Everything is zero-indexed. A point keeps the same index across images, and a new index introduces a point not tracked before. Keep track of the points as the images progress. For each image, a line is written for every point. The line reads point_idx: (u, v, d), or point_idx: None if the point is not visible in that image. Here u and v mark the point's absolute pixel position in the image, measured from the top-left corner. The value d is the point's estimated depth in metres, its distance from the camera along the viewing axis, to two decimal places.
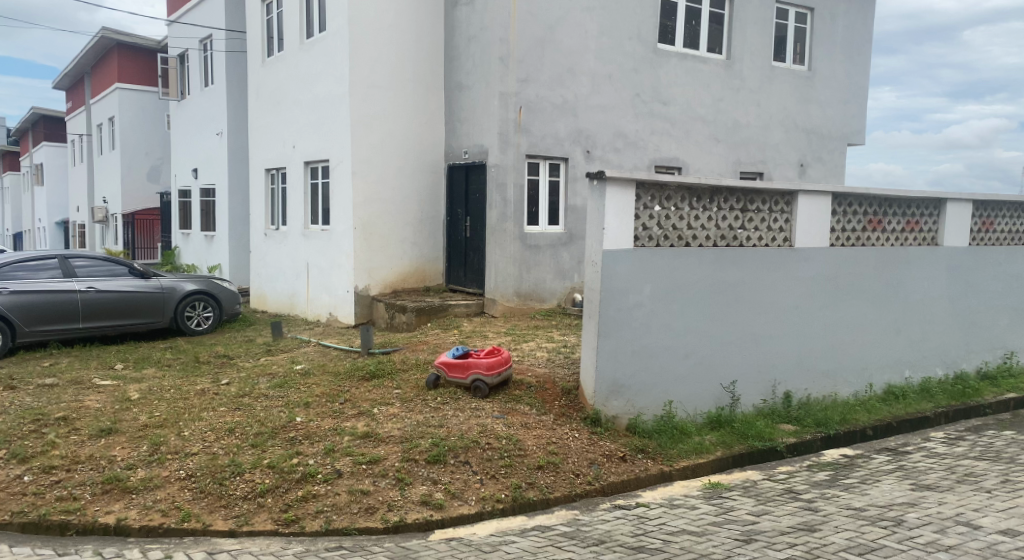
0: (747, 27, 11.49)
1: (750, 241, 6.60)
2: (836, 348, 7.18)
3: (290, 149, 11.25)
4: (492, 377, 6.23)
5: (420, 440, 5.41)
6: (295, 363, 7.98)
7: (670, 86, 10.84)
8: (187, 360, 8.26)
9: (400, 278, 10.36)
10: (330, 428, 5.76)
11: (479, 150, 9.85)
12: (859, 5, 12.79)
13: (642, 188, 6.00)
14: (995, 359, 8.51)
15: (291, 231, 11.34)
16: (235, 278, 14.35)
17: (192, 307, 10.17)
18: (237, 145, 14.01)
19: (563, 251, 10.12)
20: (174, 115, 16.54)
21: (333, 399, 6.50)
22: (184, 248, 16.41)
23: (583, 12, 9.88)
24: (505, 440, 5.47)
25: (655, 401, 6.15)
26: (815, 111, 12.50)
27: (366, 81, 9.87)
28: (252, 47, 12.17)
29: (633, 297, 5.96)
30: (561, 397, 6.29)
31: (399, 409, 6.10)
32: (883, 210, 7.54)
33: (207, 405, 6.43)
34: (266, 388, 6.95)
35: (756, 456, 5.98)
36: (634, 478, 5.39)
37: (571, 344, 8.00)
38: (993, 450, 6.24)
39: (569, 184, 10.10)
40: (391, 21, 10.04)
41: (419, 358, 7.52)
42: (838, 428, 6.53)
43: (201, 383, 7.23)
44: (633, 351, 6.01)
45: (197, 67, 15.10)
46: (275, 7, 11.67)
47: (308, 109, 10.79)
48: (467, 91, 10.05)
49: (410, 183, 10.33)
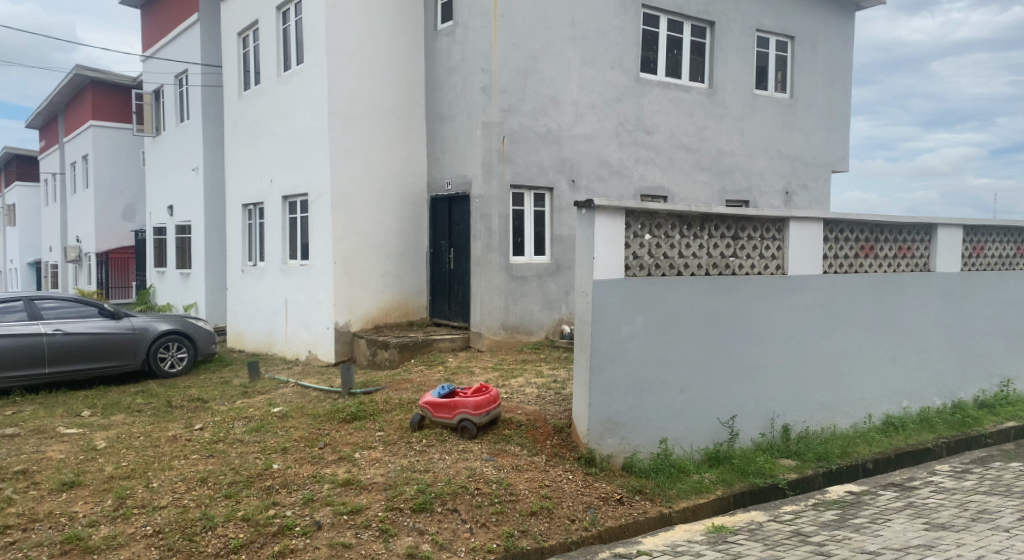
0: (728, 56, 11.51)
1: (742, 269, 6.42)
2: (833, 378, 6.98)
3: (268, 184, 11.00)
4: (480, 416, 5.94)
5: (406, 487, 5.10)
6: (273, 405, 7.61)
7: (654, 114, 10.77)
8: (159, 405, 7.86)
9: (382, 313, 10.07)
10: (309, 476, 5.42)
11: (462, 181, 9.65)
12: (838, 34, 12.89)
13: (632, 216, 5.82)
14: (992, 387, 8.35)
15: (270, 267, 11.04)
16: (211, 317, 13.96)
17: (166, 348, 9.78)
18: (214, 181, 13.73)
19: (550, 282, 9.91)
20: (149, 152, 16.25)
21: (312, 443, 6.16)
22: (159, 286, 15.99)
23: (565, 42, 9.82)
24: (495, 484, 5.17)
25: (651, 438, 5.88)
26: (798, 138, 12.50)
27: (345, 113, 9.70)
28: (229, 81, 11.99)
29: (625, 329, 5.73)
30: (553, 436, 6.01)
31: (382, 453, 5.79)
32: (875, 236, 7.41)
33: (179, 453, 6.07)
34: (242, 433, 6.60)
35: (757, 495, 5.71)
36: (633, 521, 5.10)
37: (560, 380, 7.72)
38: (1002, 484, 6.03)
39: (555, 214, 9.93)
40: (371, 53, 9.90)
41: (403, 397, 7.20)
42: (840, 462, 6.30)
43: (173, 429, 6.86)
44: (627, 386, 5.76)
45: (173, 103, 14.87)
46: (252, 40, 11.51)
47: (285, 142, 10.57)
48: (448, 121, 9.89)
49: (391, 216, 10.09)
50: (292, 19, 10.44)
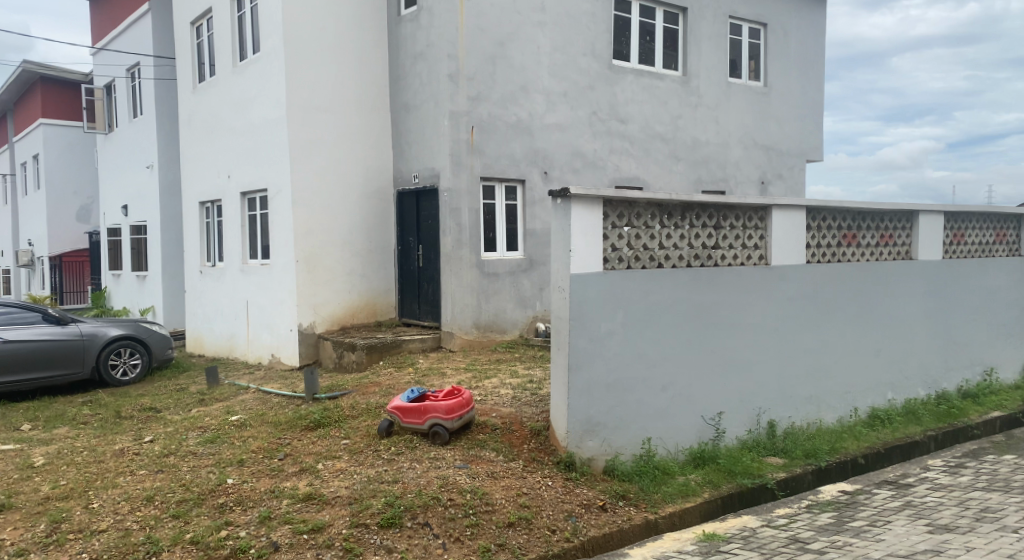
0: (701, 43, 11.26)
1: (724, 261, 6.13)
2: (818, 372, 6.72)
3: (225, 180, 10.49)
4: (452, 421, 5.55)
5: (372, 501, 4.69)
6: (231, 413, 7.14)
7: (628, 103, 10.46)
8: (107, 416, 7.32)
9: (348, 313, 9.62)
10: (266, 491, 4.99)
11: (430, 174, 9.23)
12: (810, 21, 12.72)
13: (610, 206, 5.47)
14: (975, 376, 8.18)
15: (228, 268, 10.53)
16: (170, 321, 13.37)
17: (117, 354, 9.22)
18: (169, 179, 13.13)
19: (524, 277, 9.56)
20: (102, 150, 15.56)
21: (272, 454, 5.72)
22: (114, 289, 15.33)
23: (534, 27, 9.46)
24: (469, 494, 4.79)
25: (633, 439, 5.55)
26: (773, 127, 12.30)
27: (305, 103, 9.24)
28: (183, 73, 11.43)
29: (605, 325, 5.39)
30: (530, 439, 5.64)
31: (347, 463, 5.37)
32: (856, 224, 7.19)
33: (124, 469, 5.58)
34: (196, 445, 6.12)
35: (746, 497, 5.39)
36: (618, 530, 4.74)
37: (537, 379, 7.36)
38: (999, 479, 5.81)
39: (527, 207, 9.57)
40: (331, 41, 9.44)
41: (370, 402, 6.77)
42: (829, 459, 6.01)
43: (119, 443, 6.35)
44: (608, 385, 5.42)
45: (125, 97, 14.21)
46: (206, 29, 10.95)
47: (242, 136, 10.06)
48: (415, 111, 9.47)
49: (356, 211, 9.64)
50: (247, 5, 9.90)
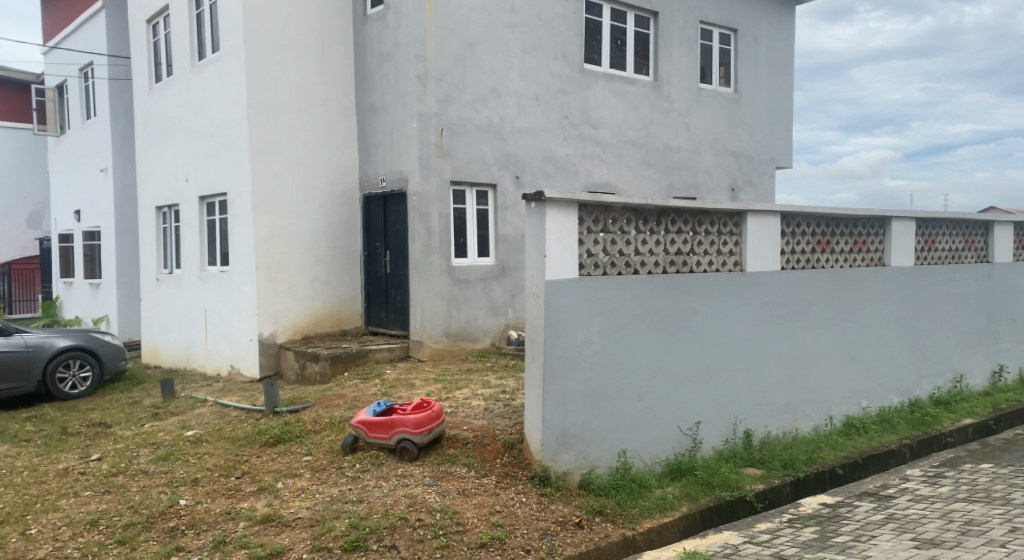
0: (672, 48, 11.18)
1: (700, 267, 5.98)
2: (793, 380, 6.60)
3: (183, 184, 10.08)
4: (421, 436, 5.28)
5: (335, 523, 4.41)
6: (186, 428, 6.77)
7: (600, 107, 10.33)
8: (52, 432, 6.89)
9: (312, 322, 9.28)
10: (221, 513, 4.68)
11: (398, 177, 8.96)
12: (779, 28, 12.75)
13: (585, 210, 5.27)
14: (946, 383, 8.16)
15: (186, 276, 10.13)
16: (124, 331, 12.86)
17: (65, 366, 8.76)
18: (124, 183, 12.64)
19: (495, 284, 9.33)
20: (54, 153, 14.98)
21: (228, 472, 5.39)
22: (66, 298, 14.74)
23: (505, 29, 9.27)
24: (438, 514, 4.54)
25: (609, 451, 5.35)
26: (743, 133, 12.28)
27: (267, 104, 8.91)
28: (139, 74, 11.01)
29: (580, 333, 5.18)
30: (503, 454, 5.40)
31: (309, 482, 5.08)
32: (831, 230, 7.11)
33: (67, 490, 5.21)
34: (148, 462, 5.76)
35: (725, 511, 5.22)
36: (595, 549, 4.51)
37: (509, 390, 7.13)
38: (980, 489, 5.74)
39: (499, 212, 9.35)
40: (294, 40, 9.13)
41: (334, 416, 6.47)
42: (807, 469, 5.88)
43: (64, 461, 5.95)
44: (584, 396, 5.21)
45: (78, 98, 13.67)
46: (163, 27, 10.55)
47: (201, 138, 9.68)
48: (382, 113, 9.20)
49: (320, 216, 9.33)
50: (205, 3, 9.54)
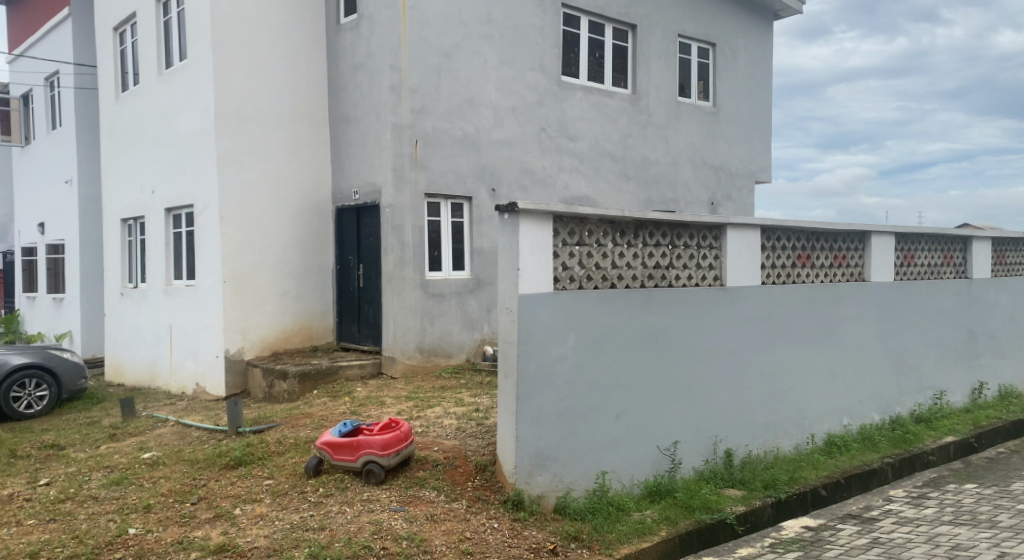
0: (651, 61, 11.11)
1: (679, 281, 5.82)
2: (775, 398, 6.44)
3: (149, 195, 9.78)
4: (388, 458, 5.03)
5: (294, 552, 4.15)
6: (144, 450, 6.45)
7: (577, 120, 10.20)
8: (1, 455, 6.53)
9: (281, 338, 9.00)
10: (172, 543, 4.38)
11: (372, 189, 8.74)
12: (757, 43, 12.75)
13: (560, 222, 5.09)
14: (927, 400, 8.05)
15: (151, 290, 9.79)
16: (87, 347, 12.46)
17: (20, 385, 8.40)
18: (90, 195, 12.29)
19: (470, 299, 9.11)
20: (18, 164, 14.59)
21: (183, 498, 5.10)
22: (28, 313, 14.29)
23: (481, 40, 9.13)
24: (404, 542, 4.28)
25: (586, 473, 5.13)
26: (722, 147, 12.22)
27: (236, 114, 8.67)
28: (105, 83, 10.73)
29: (555, 350, 4.97)
30: (475, 476, 5.17)
31: (269, 508, 4.81)
32: (810, 244, 6.99)
33: (9, 519, 4.88)
34: (98, 487, 5.44)
35: (705, 535, 5.00)
36: None
37: (483, 408, 6.90)
38: (966, 511, 5.61)
39: (474, 225, 9.15)
40: (265, 49, 8.91)
41: (299, 436, 6.20)
42: (789, 490, 5.69)
43: (10, 487, 5.60)
44: (559, 415, 5.00)
45: (44, 108, 13.31)
46: (130, 35, 10.28)
47: (168, 148, 9.40)
48: (355, 123, 8.99)
49: (290, 229, 9.08)
50: (173, 9, 9.30)
